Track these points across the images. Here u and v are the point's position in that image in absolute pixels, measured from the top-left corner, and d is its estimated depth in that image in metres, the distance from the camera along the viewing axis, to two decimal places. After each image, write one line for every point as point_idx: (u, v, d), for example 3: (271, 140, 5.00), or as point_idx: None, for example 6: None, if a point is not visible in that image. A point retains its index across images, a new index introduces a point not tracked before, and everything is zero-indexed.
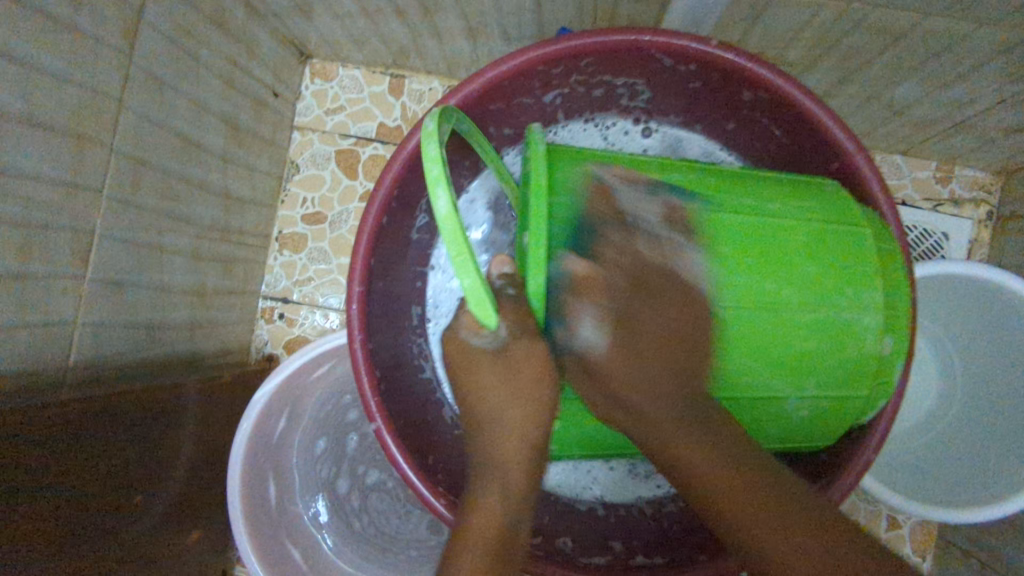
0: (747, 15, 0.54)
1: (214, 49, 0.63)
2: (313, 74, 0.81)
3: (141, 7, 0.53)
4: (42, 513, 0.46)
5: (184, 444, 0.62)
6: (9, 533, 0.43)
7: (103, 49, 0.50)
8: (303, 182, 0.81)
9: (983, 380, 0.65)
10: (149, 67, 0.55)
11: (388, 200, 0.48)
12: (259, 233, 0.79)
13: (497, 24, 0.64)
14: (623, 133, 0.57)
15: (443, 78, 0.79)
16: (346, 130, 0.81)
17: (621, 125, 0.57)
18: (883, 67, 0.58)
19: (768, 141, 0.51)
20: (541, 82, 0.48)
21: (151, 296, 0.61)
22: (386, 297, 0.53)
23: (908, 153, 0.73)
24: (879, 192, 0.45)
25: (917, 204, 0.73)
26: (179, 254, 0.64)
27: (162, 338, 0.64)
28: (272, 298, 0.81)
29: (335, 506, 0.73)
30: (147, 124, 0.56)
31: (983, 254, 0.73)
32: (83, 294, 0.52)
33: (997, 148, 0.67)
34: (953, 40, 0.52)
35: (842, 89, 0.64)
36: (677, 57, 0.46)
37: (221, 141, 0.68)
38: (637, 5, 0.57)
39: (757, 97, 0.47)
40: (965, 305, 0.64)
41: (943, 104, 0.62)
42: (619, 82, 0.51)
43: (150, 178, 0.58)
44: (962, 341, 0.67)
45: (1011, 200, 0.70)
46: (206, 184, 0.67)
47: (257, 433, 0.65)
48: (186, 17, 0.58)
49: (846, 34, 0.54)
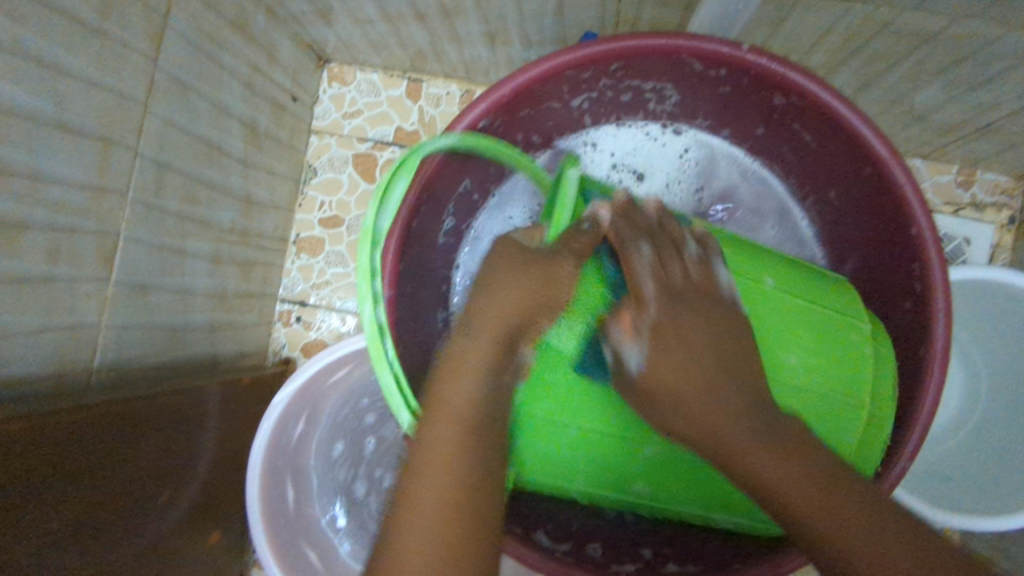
0: (771, 20, 0.54)
1: (236, 54, 0.64)
2: (331, 78, 0.81)
3: (166, 12, 0.53)
4: (66, 514, 0.46)
5: (206, 446, 0.62)
6: (33, 535, 0.43)
7: (130, 54, 0.50)
8: (321, 186, 0.81)
9: (1006, 386, 0.64)
10: (173, 72, 0.55)
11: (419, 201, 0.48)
12: (277, 236, 0.79)
13: (518, 29, 0.64)
14: (656, 141, 0.58)
15: (461, 83, 0.79)
16: (364, 134, 0.81)
17: (654, 133, 0.58)
18: (907, 71, 0.57)
19: (798, 145, 0.51)
20: (571, 86, 0.48)
21: (172, 299, 0.61)
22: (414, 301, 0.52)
23: (929, 157, 0.73)
24: (913, 198, 0.44)
25: (937, 209, 0.73)
26: (200, 257, 0.65)
27: (183, 341, 0.64)
28: (289, 301, 0.81)
29: (353, 509, 0.73)
30: (171, 128, 0.57)
31: (1005, 258, 0.72)
32: (108, 297, 0.53)
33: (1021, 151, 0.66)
34: (981, 45, 0.52)
35: (864, 93, 0.63)
36: (708, 62, 0.46)
37: (241, 146, 0.68)
38: (659, 10, 0.57)
39: (789, 101, 0.47)
40: (989, 310, 0.64)
41: (967, 108, 0.61)
42: (647, 87, 0.51)
43: (173, 182, 0.58)
44: (986, 347, 0.66)
45: None
46: (226, 188, 0.67)
47: (276, 437, 0.65)
48: (209, 22, 0.58)
49: (871, 38, 0.54)
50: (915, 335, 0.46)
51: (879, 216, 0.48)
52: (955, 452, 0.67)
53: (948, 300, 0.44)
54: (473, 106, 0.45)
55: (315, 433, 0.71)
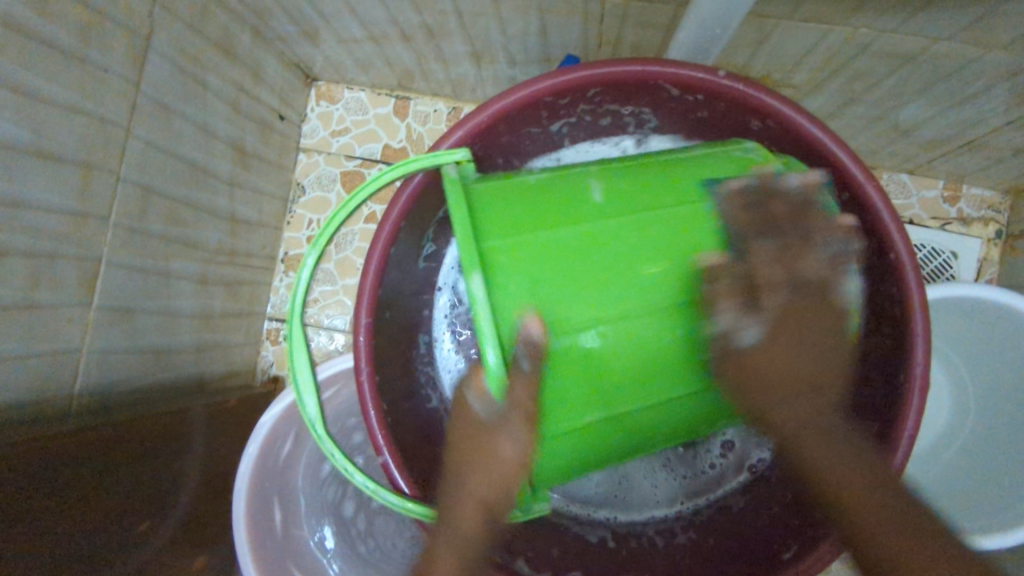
0: (752, 40, 0.54)
1: (221, 75, 0.64)
2: (319, 97, 0.81)
3: (149, 36, 0.53)
4: (62, 542, 0.45)
5: (193, 467, 0.62)
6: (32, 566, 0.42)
7: (111, 79, 0.50)
8: (309, 204, 0.81)
9: (995, 401, 0.64)
10: (156, 95, 0.55)
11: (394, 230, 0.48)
12: (265, 255, 0.79)
13: (502, 48, 0.65)
14: None
15: (448, 100, 0.79)
16: (352, 151, 0.81)
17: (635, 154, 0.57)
18: (890, 89, 0.58)
19: None
20: (548, 112, 0.48)
21: (157, 321, 0.61)
22: (394, 325, 0.53)
23: (914, 172, 0.73)
24: (891, 223, 0.45)
25: (924, 223, 0.73)
26: (185, 278, 0.64)
27: (168, 363, 0.64)
28: (277, 319, 0.81)
29: (341, 530, 0.72)
30: (155, 150, 0.57)
31: (992, 272, 0.72)
32: (91, 322, 0.52)
33: (1006, 166, 0.66)
34: (961, 64, 0.52)
35: (847, 110, 0.64)
36: (685, 88, 0.46)
37: (227, 166, 0.68)
38: (642, 30, 0.58)
39: (766, 125, 0.47)
40: (979, 326, 0.64)
41: (951, 124, 0.61)
42: (626, 111, 0.51)
43: (157, 205, 0.58)
44: (973, 363, 0.66)
45: (1019, 219, 0.70)
46: (213, 208, 0.67)
47: (263, 459, 0.65)
48: (193, 44, 0.58)
49: (852, 58, 0.54)
50: (894, 360, 0.46)
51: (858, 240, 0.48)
52: (945, 468, 0.67)
53: (926, 316, 0.44)
54: (447, 136, 0.46)
55: (302, 454, 0.70)
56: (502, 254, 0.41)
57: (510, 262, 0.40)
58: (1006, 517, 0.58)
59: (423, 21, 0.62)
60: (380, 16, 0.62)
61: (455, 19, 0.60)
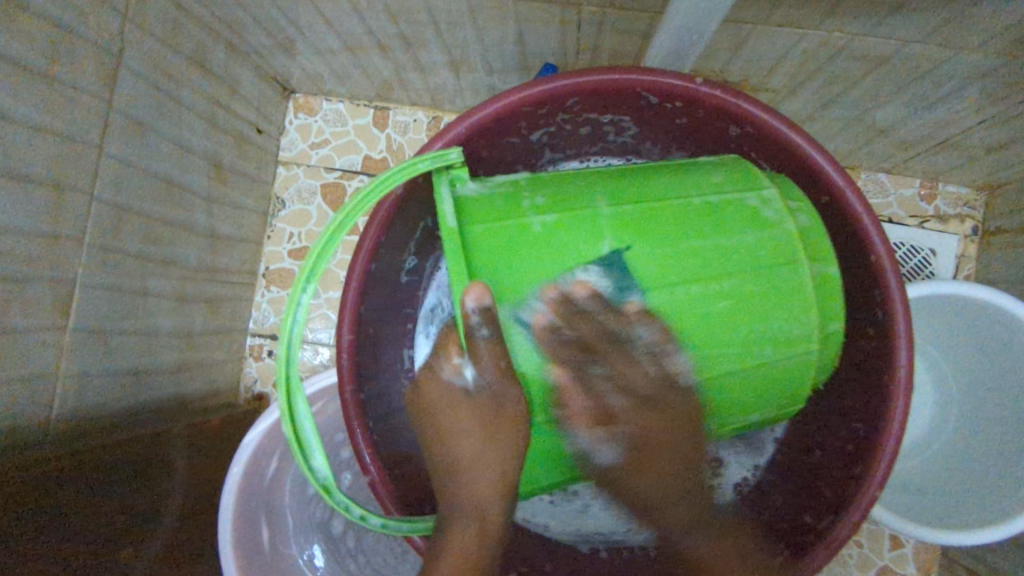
0: (729, 46, 0.55)
1: (196, 90, 0.63)
2: (296, 109, 0.80)
3: (121, 53, 0.52)
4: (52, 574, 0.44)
5: (179, 490, 0.61)
6: None
7: (83, 97, 0.49)
8: (290, 217, 0.80)
9: (979, 396, 0.65)
10: (129, 112, 0.54)
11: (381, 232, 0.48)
12: (245, 270, 0.78)
13: (480, 57, 0.64)
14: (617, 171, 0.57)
15: (428, 109, 0.79)
16: (332, 164, 0.80)
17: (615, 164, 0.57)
18: (865, 91, 0.58)
19: None
20: (528, 122, 0.48)
21: (136, 341, 0.60)
22: (377, 341, 0.53)
23: (891, 171, 0.74)
24: (869, 226, 0.45)
25: (902, 222, 0.74)
26: (163, 297, 0.63)
27: (148, 384, 0.63)
28: (260, 335, 0.80)
29: (330, 547, 0.71)
30: (129, 168, 0.56)
31: (970, 269, 0.73)
32: (66, 344, 0.51)
33: (980, 164, 0.67)
34: (933, 66, 0.53)
35: (824, 112, 0.64)
36: (663, 95, 0.46)
37: (205, 181, 0.67)
38: (619, 37, 0.58)
39: (744, 131, 0.47)
40: (959, 322, 0.64)
41: (926, 124, 0.62)
42: (605, 120, 0.51)
43: (133, 223, 0.57)
44: (955, 358, 0.67)
45: (995, 215, 0.71)
46: (190, 225, 0.66)
47: (249, 477, 0.64)
48: (166, 59, 0.58)
49: (827, 62, 0.54)
50: (876, 366, 0.46)
51: (840, 243, 0.49)
52: (934, 463, 0.68)
53: (909, 334, 0.44)
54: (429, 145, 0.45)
55: (287, 471, 0.70)
56: (516, 282, 0.42)
57: (532, 293, 0.42)
58: (994, 512, 0.58)
59: (400, 32, 0.61)
60: (357, 27, 0.62)
61: (433, 29, 0.60)
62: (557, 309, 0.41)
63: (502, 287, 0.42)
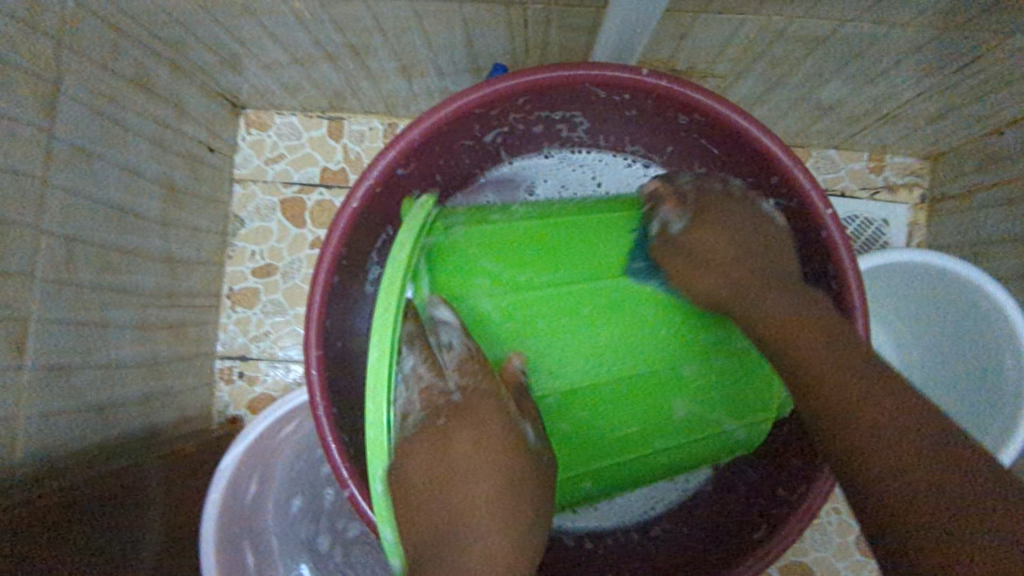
0: (674, 35, 0.55)
1: (142, 114, 0.61)
2: (249, 124, 0.79)
3: (58, 80, 0.51)
4: None
5: (153, 523, 0.59)
6: None
7: (23, 129, 0.48)
8: (250, 235, 0.79)
9: (935, 359, 0.67)
10: (72, 140, 0.53)
11: (337, 258, 0.47)
12: (208, 293, 0.76)
13: (429, 61, 0.64)
14: (579, 165, 0.59)
15: (383, 117, 0.79)
16: (289, 178, 0.79)
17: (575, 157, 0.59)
18: (808, 71, 0.60)
19: (710, 158, 0.53)
20: (480, 123, 0.49)
21: (98, 376, 0.58)
22: (346, 354, 0.53)
23: (840, 147, 0.76)
24: (830, 218, 0.47)
25: (854, 194, 0.76)
26: (124, 327, 0.62)
27: (116, 418, 0.61)
28: (229, 357, 0.78)
29: (320, 564, 0.70)
30: (78, 198, 0.54)
31: (921, 236, 0.76)
32: (25, 383, 0.50)
33: (922, 134, 0.70)
34: (873, 41, 0.54)
35: (771, 95, 0.66)
36: (612, 89, 0.47)
37: (157, 206, 0.65)
38: (566, 33, 0.58)
39: (693, 120, 0.49)
40: (911, 290, 0.67)
41: (870, 99, 0.64)
42: (557, 116, 0.52)
43: (86, 254, 0.56)
44: (913, 323, 0.69)
45: (941, 183, 0.74)
46: (147, 252, 0.65)
47: (228, 501, 0.63)
48: (107, 84, 0.56)
49: (768, 45, 0.56)
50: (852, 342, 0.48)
51: (794, 219, 0.50)
52: None
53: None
54: (381, 156, 0.46)
55: (268, 493, 0.68)
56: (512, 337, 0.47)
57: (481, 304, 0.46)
58: (993, 437, 0.59)
59: (347, 41, 0.60)
60: (303, 40, 0.61)
61: (380, 36, 0.59)
62: (549, 364, 0.46)
63: (504, 335, 0.46)
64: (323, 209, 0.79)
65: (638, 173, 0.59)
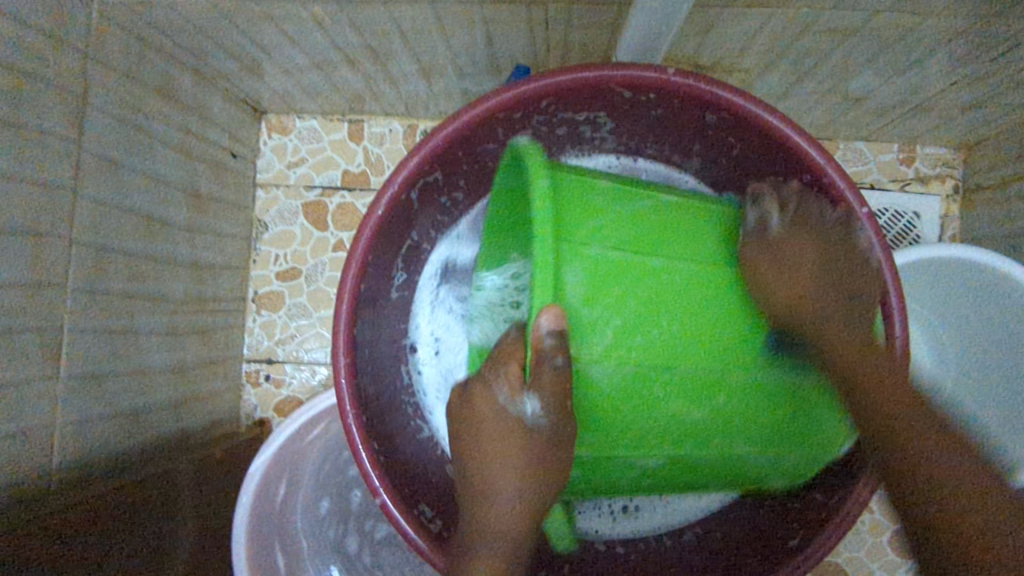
0: (699, 30, 0.55)
1: (166, 122, 0.62)
2: (270, 129, 0.79)
3: (84, 92, 0.51)
4: None
5: (186, 526, 0.59)
6: None
7: (51, 141, 0.48)
8: (274, 240, 0.80)
9: (974, 355, 0.65)
10: (99, 151, 0.54)
11: (365, 258, 0.48)
12: (234, 297, 0.77)
13: (449, 62, 0.64)
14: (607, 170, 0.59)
15: (403, 118, 0.78)
16: (311, 181, 0.79)
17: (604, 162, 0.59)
18: (837, 63, 0.58)
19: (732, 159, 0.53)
20: (504, 127, 0.49)
21: (130, 382, 0.59)
22: (374, 361, 0.53)
23: (869, 138, 0.74)
24: (864, 216, 0.47)
25: (884, 187, 0.75)
26: (153, 334, 0.63)
27: (148, 423, 0.62)
28: (255, 360, 0.79)
29: (348, 564, 0.71)
30: (106, 208, 0.55)
31: (955, 228, 0.74)
32: (60, 392, 0.51)
33: (957, 124, 0.68)
34: (905, 32, 0.53)
35: (798, 87, 0.64)
36: (637, 90, 0.47)
37: (183, 213, 0.66)
38: (588, 31, 0.57)
39: (721, 120, 0.49)
40: (946, 285, 0.65)
41: (900, 89, 0.63)
42: (582, 119, 0.52)
43: (115, 262, 0.57)
44: (948, 318, 0.67)
45: (975, 173, 0.72)
46: (174, 258, 0.65)
47: (259, 503, 0.63)
48: (131, 93, 0.57)
49: (795, 39, 0.54)
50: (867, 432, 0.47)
51: None
52: None
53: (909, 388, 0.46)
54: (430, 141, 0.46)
55: (296, 495, 0.69)
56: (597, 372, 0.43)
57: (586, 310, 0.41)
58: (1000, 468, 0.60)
59: (367, 44, 0.60)
60: (323, 44, 0.60)
61: (401, 39, 0.59)
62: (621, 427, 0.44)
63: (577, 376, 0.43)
64: (345, 212, 0.79)
65: (683, 181, 0.58)
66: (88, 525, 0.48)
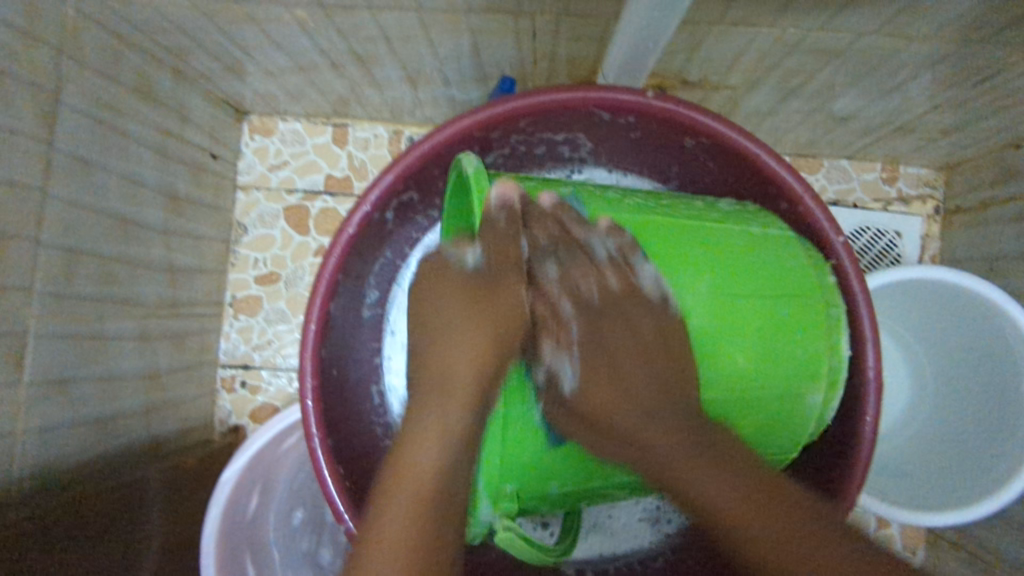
0: (686, 47, 0.55)
1: (144, 122, 0.61)
2: (252, 131, 0.78)
3: (57, 90, 0.50)
4: None
5: (152, 536, 0.57)
6: None
7: (20, 140, 0.47)
8: (253, 243, 0.78)
9: (948, 375, 0.66)
10: (72, 151, 0.52)
11: (334, 279, 0.47)
12: (211, 301, 0.75)
13: (435, 70, 0.63)
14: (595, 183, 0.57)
15: (388, 124, 0.78)
16: (293, 185, 0.78)
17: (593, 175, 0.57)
18: (824, 82, 0.58)
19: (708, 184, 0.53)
20: (480, 145, 0.49)
21: (97, 389, 0.58)
22: (343, 383, 0.52)
23: (853, 157, 0.75)
24: (840, 246, 0.46)
25: (867, 206, 0.75)
26: (124, 339, 0.61)
27: (115, 430, 0.60)
28: (231, 366, 0.77)
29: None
30: (79, 211, 0.54)
31: (935, 248, 0.75)
32: (24, 399, 0.49)
33: (939, 146, 0.68)
34: (890, 55, 0.53)
35: (785, 106, 0.64)
36: (614, 111, 0.47)
37: (160, 215, 0.65)
38: (576, 44, 0.57)
39: (699, 143, 0.48)
40: (924, 305, 0.65)
41: (884, 110, 0.63)
42: (560, 138, 0.52)
43: (85, 265, 0.55)
44: (926, 338, 0.68)
45: (955, 195, 0.73)
46: (149, 260, 0.64)
47: (229, 516, 0.62)
48: (108, 92, 0.55)
49: (781, 58, 0.54)
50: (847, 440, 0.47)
51: None
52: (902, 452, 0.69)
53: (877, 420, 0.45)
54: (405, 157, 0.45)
55: (269, 505, 0.67)
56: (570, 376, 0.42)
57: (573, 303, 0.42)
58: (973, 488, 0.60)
59: (351, 49, 0.59)
60: (307, 46, 0.59)
61: (385, 46, 0.58)
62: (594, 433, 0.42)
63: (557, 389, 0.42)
64: (328, 216, 0.78)
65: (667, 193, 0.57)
66: (47, 536, 0.46)
